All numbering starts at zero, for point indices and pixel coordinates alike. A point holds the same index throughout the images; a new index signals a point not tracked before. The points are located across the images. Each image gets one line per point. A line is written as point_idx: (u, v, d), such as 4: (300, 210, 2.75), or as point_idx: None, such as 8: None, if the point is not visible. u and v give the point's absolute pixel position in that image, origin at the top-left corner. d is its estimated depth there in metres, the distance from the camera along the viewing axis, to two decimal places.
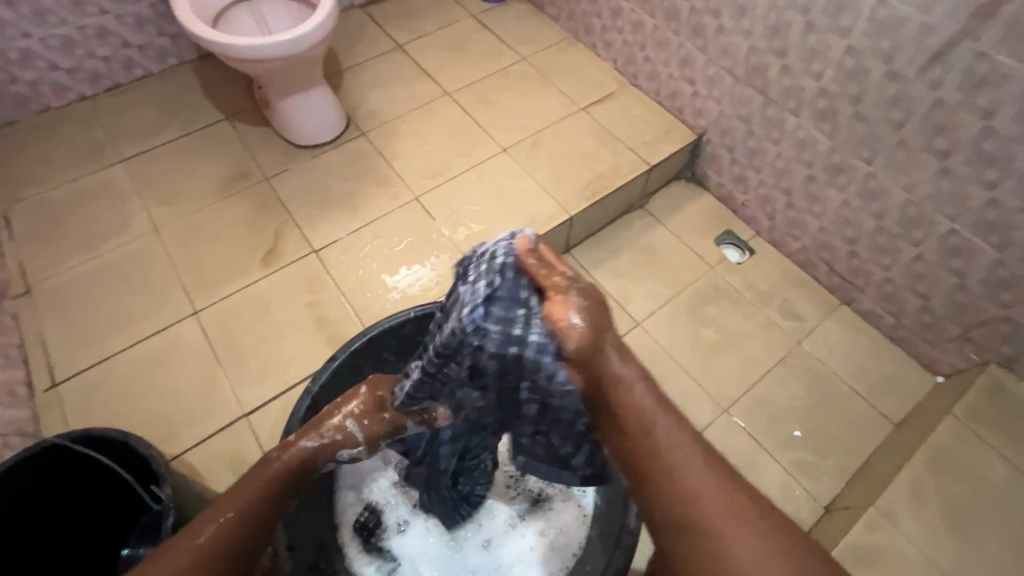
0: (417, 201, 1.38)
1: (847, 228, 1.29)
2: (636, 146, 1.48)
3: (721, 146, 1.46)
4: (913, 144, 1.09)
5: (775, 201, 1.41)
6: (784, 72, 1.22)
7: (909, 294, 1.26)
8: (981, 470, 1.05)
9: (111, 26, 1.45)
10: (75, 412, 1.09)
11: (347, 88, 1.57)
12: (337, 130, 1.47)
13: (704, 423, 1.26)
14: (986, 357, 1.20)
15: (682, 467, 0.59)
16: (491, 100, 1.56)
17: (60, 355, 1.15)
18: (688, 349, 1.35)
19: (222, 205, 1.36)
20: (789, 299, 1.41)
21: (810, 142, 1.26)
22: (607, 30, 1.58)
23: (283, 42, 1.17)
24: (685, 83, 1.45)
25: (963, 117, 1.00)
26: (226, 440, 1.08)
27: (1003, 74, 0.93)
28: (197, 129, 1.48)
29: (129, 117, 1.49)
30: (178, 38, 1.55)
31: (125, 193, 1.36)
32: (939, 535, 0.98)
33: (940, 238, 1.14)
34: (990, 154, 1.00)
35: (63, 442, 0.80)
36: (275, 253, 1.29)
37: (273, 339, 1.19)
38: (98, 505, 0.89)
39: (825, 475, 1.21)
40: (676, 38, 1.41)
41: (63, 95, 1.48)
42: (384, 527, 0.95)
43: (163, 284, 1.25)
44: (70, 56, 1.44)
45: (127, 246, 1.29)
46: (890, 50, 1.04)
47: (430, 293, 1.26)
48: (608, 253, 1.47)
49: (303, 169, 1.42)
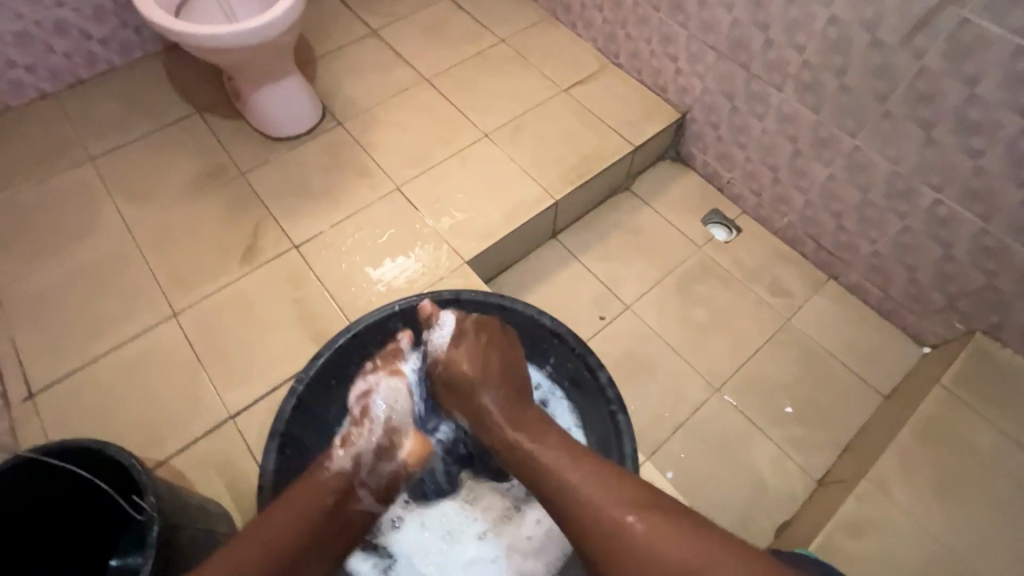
0: (398, 191, 1.35)
1: (834, 202, 1.29)
2: (620, 127, 1.46)
3: (705, 123, 1.44)
4: (899, 115, 1.08)
5: (761, 177, 1.40)
6: (767, 45, 1.20)
7: (897, 266, 1.26)
8: (970, 437, 1.06)
9: (69, 18, 1.39)
10: (54, 423, 1.06)
11: (322, 77, 1.52)
12: (313, 120, 1.43)
13: (698, 402, 1.26)
14: (972, 326, 1.21)
15: (574, 476, 0.72)
16: (472, 84, 1.52)
17: (35, 364, 1.12)
18: (679, 329, 1.34)
19: (198, 202, 1.32)
20: (778, 276, 1.41)
21: (795, 116, 1.24)
22: (586, 8, 1.54)
23: (252, 29, 1.12)
24: (667, 60, 1.43)
25: (947, 85, 0.99)
26: (214, 444, 1.06)
27: (987, 40, 0.92)
28: (168, 124, 1.43)
29: (95, 114, 1.43)
30: (142, 29, 1.49)
31: (95, 194, 1.32)
32: (932, 502, 0.99)
33: (927, 208, 1.13)
34: (975, 122, 0.99)
35: (38, 456, 0.77)
36: (255, 249, 1.26)
37: (257, 338, 1.16)
38: (78, 521, 0.87)
39: (817, 449, 1.22)
40: (657, 14, 1.38)
41: (23, 92, 1.42)
42: (378, 524, 0.94)
43: (139, 286, 1.21)
44: (29, 52, 1.38)
45: (99, 249, 1.25)
46: (874, 19, 1.02)
47: (416, 285, 1.23)
48: (595, 236, 1.45)
49: (281, 162, 1.38)
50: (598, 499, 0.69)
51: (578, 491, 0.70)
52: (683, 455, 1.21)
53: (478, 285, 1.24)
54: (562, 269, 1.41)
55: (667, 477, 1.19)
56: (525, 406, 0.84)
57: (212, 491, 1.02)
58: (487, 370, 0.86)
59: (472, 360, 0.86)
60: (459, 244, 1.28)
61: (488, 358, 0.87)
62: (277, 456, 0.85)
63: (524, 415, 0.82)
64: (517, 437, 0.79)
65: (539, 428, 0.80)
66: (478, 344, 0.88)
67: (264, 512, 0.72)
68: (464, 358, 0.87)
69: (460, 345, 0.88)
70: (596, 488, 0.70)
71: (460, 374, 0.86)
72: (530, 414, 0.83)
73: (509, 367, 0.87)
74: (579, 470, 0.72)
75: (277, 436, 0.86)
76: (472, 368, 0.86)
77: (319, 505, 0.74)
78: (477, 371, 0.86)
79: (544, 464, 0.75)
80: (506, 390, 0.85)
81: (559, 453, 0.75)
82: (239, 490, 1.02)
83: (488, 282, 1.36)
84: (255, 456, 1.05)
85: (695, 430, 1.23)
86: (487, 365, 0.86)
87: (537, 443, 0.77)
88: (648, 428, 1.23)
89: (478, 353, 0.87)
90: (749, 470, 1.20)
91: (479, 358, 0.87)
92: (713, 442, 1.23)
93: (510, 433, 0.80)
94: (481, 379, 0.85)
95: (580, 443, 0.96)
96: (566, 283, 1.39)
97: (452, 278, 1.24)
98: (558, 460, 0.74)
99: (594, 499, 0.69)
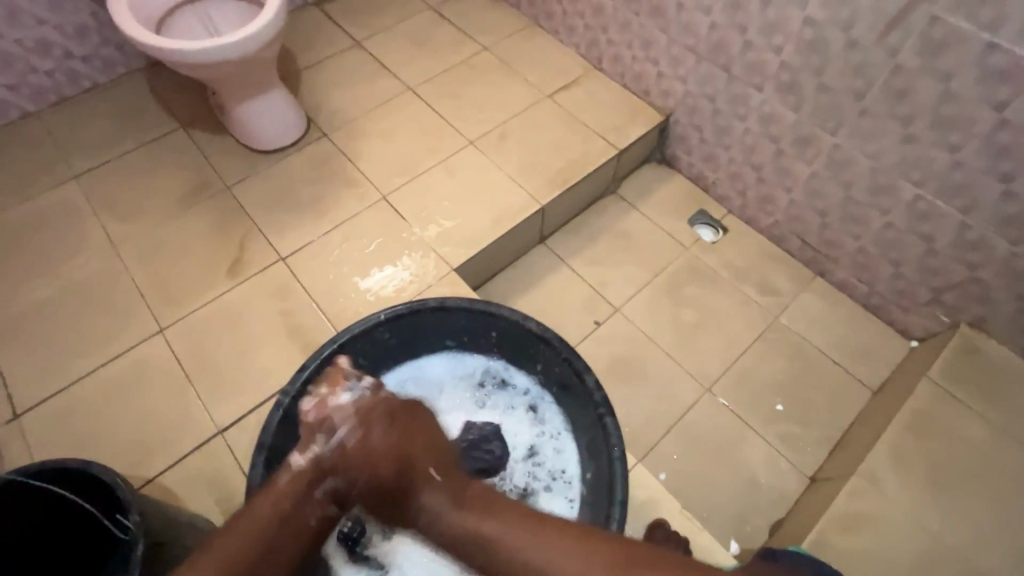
0: (384, 201, 1.35)
1: (817, 199, 1.30)
2: (604, 131, 1.47)
3: (689, 126, 1.45)
4: (876, 113, 1.09)
5: (745, 177, 1.41)
6: (745, 47, 1.22)
7: (881, 262, 1.27)
8: (959, 430, 1.06)
9: (51, 37, 1.38)
10: (39, 444, 1.05)
11: (306, 89, 1.52)
12: (298, 132, 1.43)
13: (690, 403, 1.26)
14: (958, 319, 1.22)
15: (544, 558, 0.59)
16: (456, 93, 1.53)
17: (20, 384, 1.11)
18: (668, 331, 1.34)
19: (183, 217, 1.31)
20: (765, 275, 1.42)
21: (776, 116, 1.25)
22: (568, 15, 1.56)
23: (234, 43, 1.13)
24: (649, 64, 1.44)
25: (923, 81, 1.01)
26: (203, 459, 1.05)
27: (958, 37, 0.93)
28: (153, 139, 1.43)
29: (79, 132, 1.43)
30: (125, 47, 1.50)
31: (79, 212, 1.31)
32: (923, 497, 0.99)
33: (908, 204, 1.15)
34: (951, 118, 1.01)
35: (19, 477, 0.76)
36: (242, 263, 1.26)
37: (244, 352, 1.15)
38: (62, 541, 0.85)
39: (809, 446, 1.22)
40: (638, 19, 1.39)
41: (6, 112, 1.42)
42: (369, 535, 0.94)
43: (125, 303, 1.20)
44: (11, 72, 1.37)
45: (84, 267, 1.24)
46: (848, 19, 1.04)
47: (405, 293, 1.23)
48: (583, 240, 1.46)
49: (266, 175, 1.38)
50: (563, 566, 0.58)
51: (550, 574, 0.58)
52: (675, 457, 1.21)
53: (467, 292, 1.24)
54: (550, 274, 1.41)
55: (660, 478, 1.19)
56: (465, 482, 0.70)
57: (201, 507, 1.01)
58: (402, 452, 0.69)
59: (388, 453, 0.69)
60: (447, 252, 1.28)
61: (408, 439, 0.70)
62: (265, 468, 0.85)
63: (468, 496, 0.67)
64: (469, 525, 0.64)
65: (485, 498, 0.67)
66: (390, 427, 0.70)
67: (218, 530, 0.63)
68: (377, 439, 0.69)
69: (378, 427, 0.70)
70: (567, 560, 0.58)
71: (375, 463, 0.69)
72: (469, 492, 0.68)
73: (432, 445, 0.72)
74: (546, 547, 0.59)
75: (264, 449, 0.86)
76: (383, 456, 0.69)
77: (278, 509, 0.65)
78: (394, 453, 0.69)
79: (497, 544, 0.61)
80: (441, 473, 0.69)
81: (515, 529, 0.62)
82: (228, 505, 1.01)
83: (476, 289, 1.36)
84: (244, 471, 1.04)
85: (687, 432, 1.23)
86: (404, 445, 0.70)
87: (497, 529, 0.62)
88: (640, 430, 1.23)
89: (394, 438, 0.70)
90: (742, 469, 1.20)
91: (391, 437, 0.70)
92: (705, 442, 1.22)
93: (458, 521, 0.64)
94: (397, 460, 0.68)
95: (570, 445, 0.97)
96: (555, 288, 1.39)
97: (440, 286, 1.24)
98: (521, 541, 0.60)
99: (558, 574, 0.57)
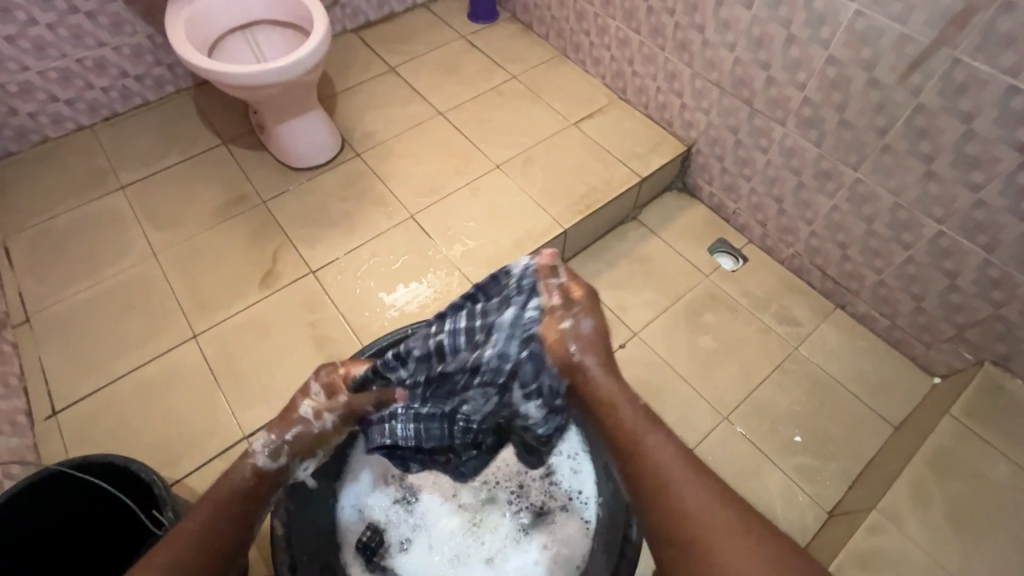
0: (412, 220, 1.40)
1: (839, 233, 1.31)
2: (627, 159, 1.51)
3: (711, 156, 1.49)
4: (898, 149, 1.11)
5: (766, 208, 1.43)
6: (768, 83, 1.25)
7: (903, 296, 1.27)
8: (982, 470, 1.05)
9: (109, 57, 1.48)
10: (75, 441, 1.09)
11: (342, 111, 1.60)
12: (331, 153, 1.49)
13: (706, 431, 1.26)
14: (982, 357, 1.21)
15: (672, 476, 0.72)
16: (485, 118, 1.59)
17: (60, 383, 1.16)
18: (686, 357, 1.35)
19: (220, 228, 1.37)
20: (785, 305, 1.42)
21: (797, 149, 1.28)
22: (595, 46, 1.61)
23: (278, 69, 1.19)
24: (673, 96, 1.48)
25: (944, 121, 1.02)
26: (228, 463, 1.08)
27: (980, 80, 0.96)
28: (197, 154, 1.50)
29: (128, 145, 1.51)
30: (175, 67, 1.59)
31: (124, 221, 1.38)
32: (945, 536, 0.98)
33: (930, 240, 1.15)
34: (973, 157, 1.02)
35: (66, 470, 0.80)
36: (274, 274, 1.31)
37: (273, 361, 1.19)
38: (96, 533, 0.89)
39: (828, 480, 1.21)
40: (663, 52, 1.44)
41: (62, 125, 1.51)
42: (386, 546, 0.98)
43: (163, 308, 1.26)
44: (69, 88, 1.46)
45: (126, 273, 1.30)
46: (871, 59, 1.07)
47: (429, 309, 1.27)
48: (603, 265, 1.48)
49: (301, 191, 1.44)
50: (678, 486, 0.71)
51: (671, 483, 0.71)
52: None
53: None
54: None
55: None
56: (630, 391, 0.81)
57: None
58: (602, 343, 0.82)
59: (588, 333, 0.81)
60: (471, 270, 1.32)
61: (603, 338, 0.82)
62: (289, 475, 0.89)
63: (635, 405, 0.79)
64: (628, 421, 0.77)
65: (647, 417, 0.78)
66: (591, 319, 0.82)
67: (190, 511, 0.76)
68: (583, 323, 0.81)
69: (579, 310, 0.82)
70: (693, 493, 0.70)
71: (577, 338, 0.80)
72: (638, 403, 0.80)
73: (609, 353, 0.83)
74: (675, 464, 0.73)
75: None
76: (583, 331, 0.80)
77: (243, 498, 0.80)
78: (587, 339, 0.81)
79: (633, 435, 0.76)
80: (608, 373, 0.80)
81: (659, 441, 0.75)
82: None
83: None
84: None
85: (704, 458, 1.23)
86: (597, 335, 0.82)
87: (642, 433, 0.76)
88: None
89: (590, 327, 0.81)
90: (759, 500, 1.19)
91: (587, 327, 0.81)
92: (722, 470, 1.22)
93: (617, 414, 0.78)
94: (596, 347, 0.81)
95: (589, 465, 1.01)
96: None
97: None
98: (656, 440, 0.75)
99: (681, 497, 0.70)
